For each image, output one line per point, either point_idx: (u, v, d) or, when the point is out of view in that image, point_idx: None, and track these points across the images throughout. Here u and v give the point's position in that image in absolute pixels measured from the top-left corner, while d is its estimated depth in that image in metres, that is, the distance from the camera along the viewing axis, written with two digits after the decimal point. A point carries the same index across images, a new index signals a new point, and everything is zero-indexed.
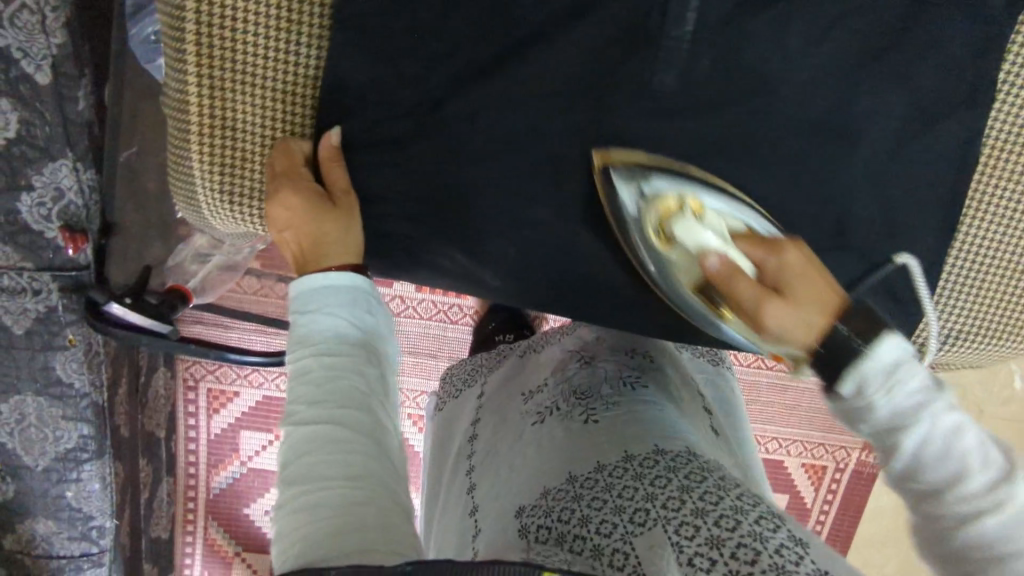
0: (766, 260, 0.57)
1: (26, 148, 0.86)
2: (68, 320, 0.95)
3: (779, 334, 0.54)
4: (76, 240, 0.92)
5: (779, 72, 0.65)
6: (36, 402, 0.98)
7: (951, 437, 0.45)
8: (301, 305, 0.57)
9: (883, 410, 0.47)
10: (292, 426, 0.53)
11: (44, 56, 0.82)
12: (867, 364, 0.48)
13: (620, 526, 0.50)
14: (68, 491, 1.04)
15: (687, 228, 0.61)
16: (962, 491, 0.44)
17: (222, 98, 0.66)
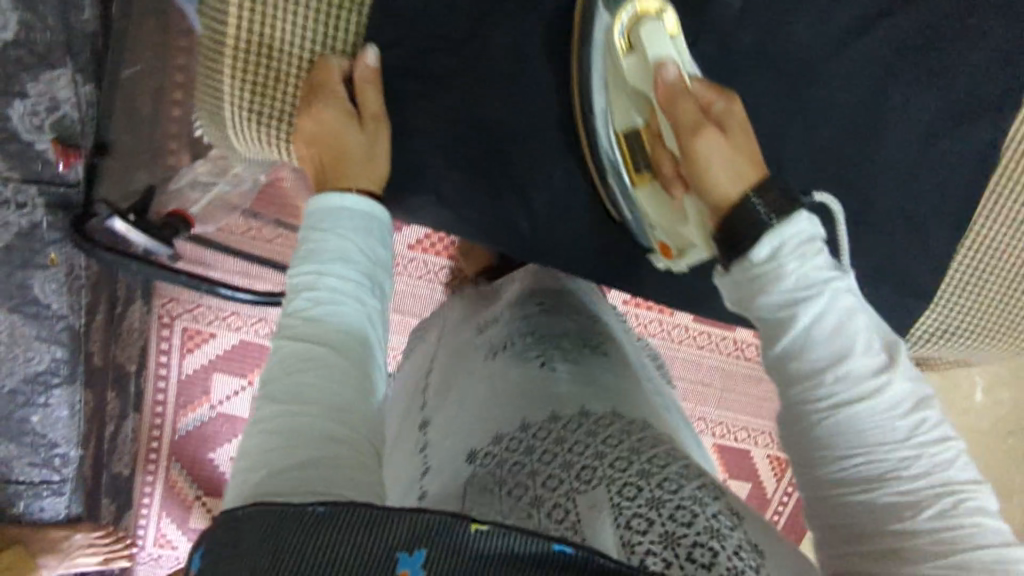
0: (719, 103, 0.58)
1: (23, 53, 0.84)
2: (52, 239, 0.91)
3: (710, 172, 0.55)
4: (68, 155, 0.89)
5: (809, 60, 0.67)
6: (9, 318, 0.94)
7: (842, 324, 0.48)
8: (315, 222, 0.57)
9: (789, 280, 0.49)
10: (286, 339, 0.52)
11: None
12: (787, 230, 0.50)
13: (564, 480, 0.47)
14: (33, 416, 1.00)
15: (653, 32, 0.59)
16: (843, 370, 0.47)
17: (261, 14, 0.65)
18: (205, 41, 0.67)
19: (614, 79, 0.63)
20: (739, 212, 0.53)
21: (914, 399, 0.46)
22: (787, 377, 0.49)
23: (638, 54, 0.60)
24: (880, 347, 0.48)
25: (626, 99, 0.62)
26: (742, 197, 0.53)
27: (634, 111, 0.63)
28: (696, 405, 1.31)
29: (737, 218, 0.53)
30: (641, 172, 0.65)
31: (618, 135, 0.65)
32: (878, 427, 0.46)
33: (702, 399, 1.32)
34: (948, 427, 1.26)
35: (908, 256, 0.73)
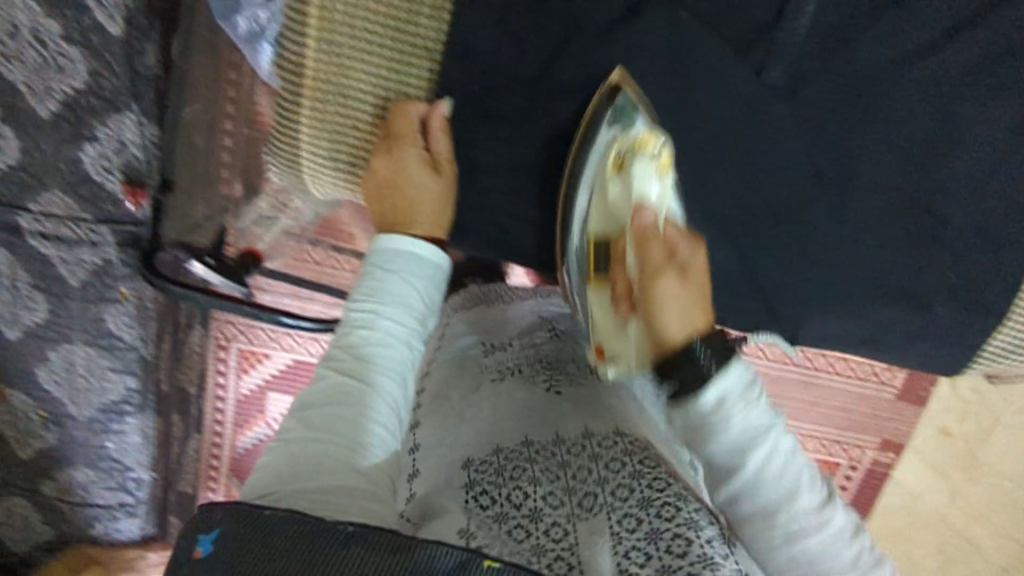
0: (684, 247, 0.53)
1: (93, 100, 0.87)
2: (124, 274, 0.96)
3: (662, 314, 0.50)
4: (136, 194, 0.92)
5: (885, 78, 0.62)
6: (85, 352, 0.99)
7: (783, 462, 0.48)
8: (382, 260, 0.58)
9: (735, 428, 0.47)
10: (331, 371, 0.52)
11: (117, 6, 0.83)
12: (726, 381, 0.47)
13: (566, 504, 0.47)
14: (109, 442, 1.07)
15: (643, 170, 0.59)
16: (790, 507, 0.48)
17: (335, 58, 0.66)
18: (280, 82, 0.69)
19: (598, 192, 0.63)
20: (684, 363, 0.48)
21: (834, 505, 0.49)
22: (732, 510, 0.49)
23: (626, 180, 0.61)
24: (809, 466, 0.50)
25: (603, 215, 0.62)
26: (687, 345, 0.49)
27: (607, 225, 0.62)
28: None
29: (686, 376, 0.48)
30: (600, 275, 0.63)
31: (590, 239, 0.63)
32: (814, 548, 0.47)
33: None
34: (1005, 427, 1.27)
35: (999, 276, 0.68)
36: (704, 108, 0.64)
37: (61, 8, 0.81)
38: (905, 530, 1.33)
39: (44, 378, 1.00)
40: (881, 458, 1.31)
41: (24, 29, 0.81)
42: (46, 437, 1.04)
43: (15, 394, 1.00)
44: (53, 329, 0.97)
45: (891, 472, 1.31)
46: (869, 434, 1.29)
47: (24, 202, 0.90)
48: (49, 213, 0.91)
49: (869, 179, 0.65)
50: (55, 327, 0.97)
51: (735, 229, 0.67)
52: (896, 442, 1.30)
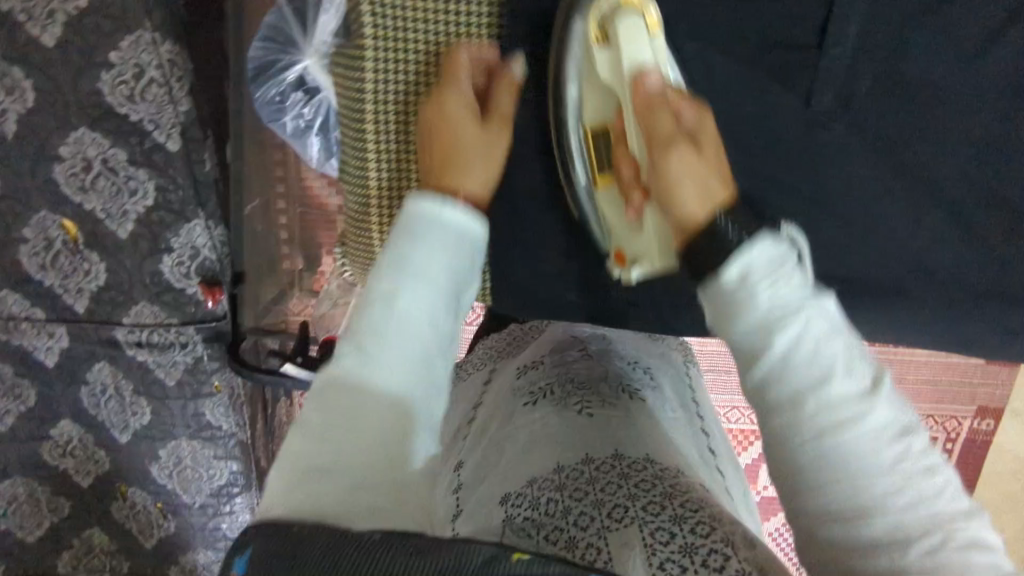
0: (687, 113, 0.54)
1: (163, 214, 0.91)
2: (213, 367, 1.00)
3: (673, 180, 0.50)
4: (213, 292, 0.96)
5: (944, 80, 0.60)
6: (190, 445, 1.05)
7: (818, 345, 0.43)
8: (406, 225, 0.50)
9: (763, 300, 0.44)
10: (346, 354, 0.44)
11: (173, 125, 0.86)
12: (752, 256, 0.45)
13: (597, 521, 0.47)
14: (223, 523, 1.12)
15: (630, 31, 0.56)
16: (826, 393, 0.42)
17: (398, 175, 0.68)
18: (349, 204, 0.71)
19: (586, 81, 0.62)
20: (706, 237, 0.48)
21: (903, 427, 0.41)
22: (768, 408, 0.44)
23: (612, 49, 0.58)
24: (866, 375, 0.43)
25: (601, 100, 0.62)
26: (710, 221, 0.48)
27: (603, 112, 0.62)
28: None
29: (703, 244, 0.48)
30: (605, 170, 0.63)
31: (589, 132, 0.63)
32: (865, 457, 0.40)
33: None
34: None
35: None
36: (757, 139, 0.64)
37: (125, 137, 0.86)
38: (1016, 493, 1.32)
39: (157, 473, 1.07)
40: (979, 425, 1.30)
41: (96, 162, 0.87)
42: (167, 525, 1.12)
43: (134, 489, 1.09)
44: (160, 427, 1.04)
45: (993, 438, 1.30)
46: (964, 403, 1.28)
47: (118, 317, 0.96)
48: (141, 323, 0.97)
49: (939, 182, 0.63)
50: (161, 426, 1.04)
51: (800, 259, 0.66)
52: (993, 408, 1.28)
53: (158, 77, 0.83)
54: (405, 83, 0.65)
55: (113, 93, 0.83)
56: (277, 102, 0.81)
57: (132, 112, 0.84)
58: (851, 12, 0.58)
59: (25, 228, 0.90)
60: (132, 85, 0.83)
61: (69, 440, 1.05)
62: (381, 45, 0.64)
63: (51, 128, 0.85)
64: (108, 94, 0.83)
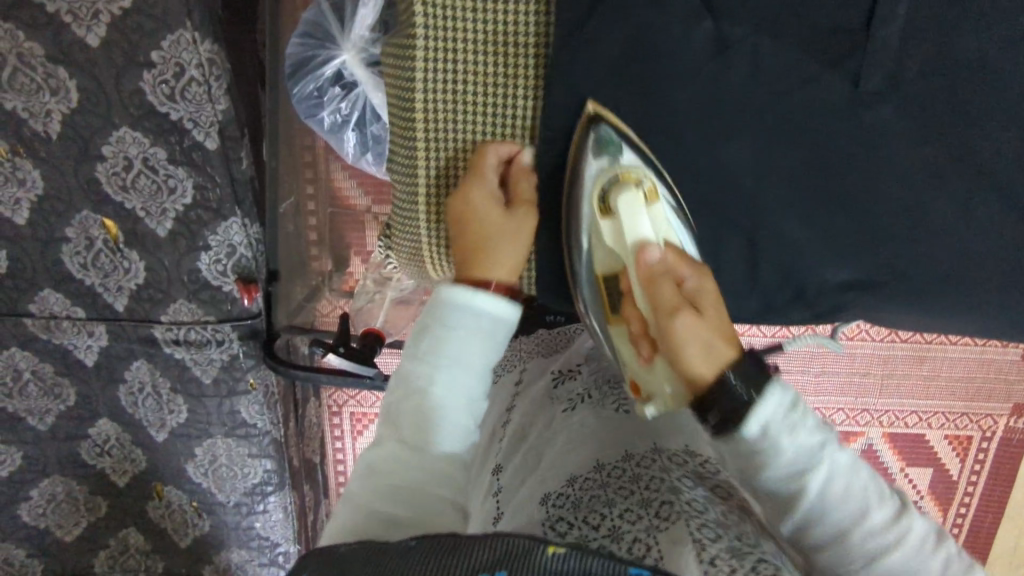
0: (689, 278, 0.57)
1: (201, 212, 0.92)
2: (248, 365, 1.01)
3: (687, 354, 0.51)
4: (250, 290, 0.96)
5: (1001, 54, 0.57)
6: (225, 443, 1.06)
7: (848, 483, 0.46)
8: (443, 315, 0.55)
9: (789, 465, 0.46)
10: (387, 436, 0.53)
11: (211, 123, 0.86)
12: (771, 418, 0.46)
13: (644, 516, 0.45)
14: (257, 522, 1.12)
15: (630, 202, 0.62)
16: (865, 528, 0.45)
17: (445, 157, 0.68)
18: (397, 189, 0.71)
19: (595, 235, 0.65)
20: (716, 390, 0.48)
21: (935, 536, 0.47)
22: (813, 549, 0.47)
23: (615, 220, 0.64)
24: (892, 497, 0.47)
25: (610, 251, 0.64)
26: (718, 382, 0.48)
27: (614, 263, 0.65)
28: (856, 397, 1.33)
29: (716, 399, 0.48)
30: (614, 312, 0.64)
31: (599, 278, 0.66)
32: (916, 574, 0.45)
33: (863, 392, 1.33)
34: None
35: None
36: (804, 119, 0.61)
37: (165, 136, 0.87)
38: None
39: (193, 472, 1.08)
40: (1014, 425, 1.34)
41: (137, 161, 0.88)
42: (201, 524, 1.12)
43: (169, 488, 1.10)
44: (197, 426, 1.04)
45: None
46: (998, 402, 1.32)
47: (157, 315, 0.97)
48: (178, 320, 0.98)
49: (1003, 161, 0.59)
50: (197, 424, 1.04)
51: (848, 246, 0.63)
52: None
53: (197, 76, 0.83)
54: (454, 71, 0.65)
55: (154, 93, 0.84)
56: (315, 97, 0.83)
57: (173, 111, 0.85)
58: None
59: (67, 227, 0.92)
60: (173, 84, 0.84)
61: (108, 439, 1.06)
62: (430, 27, 0.64)
63: (95, 129, 0.86)
64: (149, 93, 0.84)
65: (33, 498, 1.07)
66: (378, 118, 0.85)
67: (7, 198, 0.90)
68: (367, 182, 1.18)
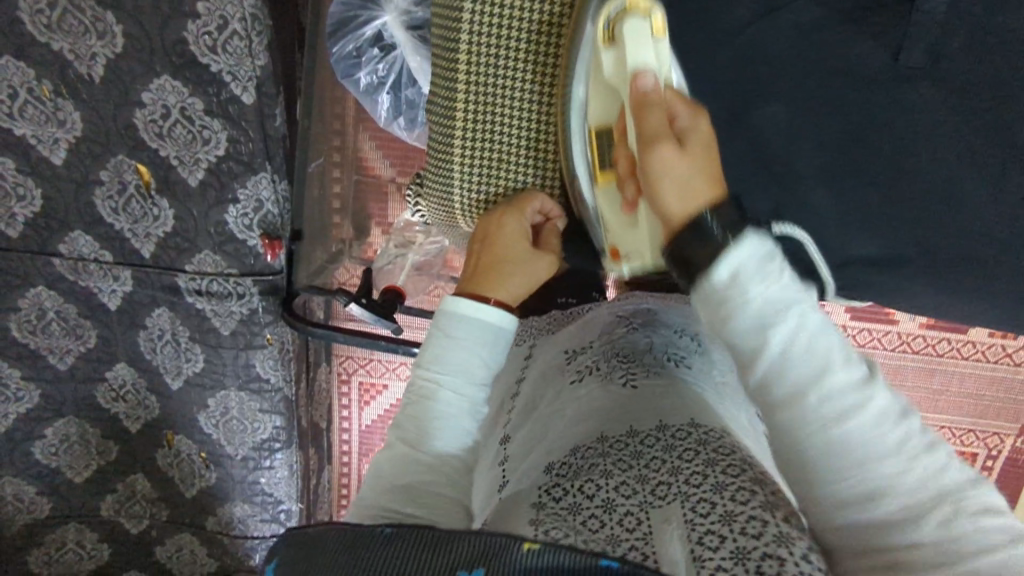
0: (682, 115, 0.53)
1: (233, 165, 0.94)
2: (266, 321, 1.03)
3: (664, 183, 0.49)
4: (274, 246, 0.98)
5: None
6: (237, 396, 1.07)
7: (813, 335, 0.43)
8: (446, 326, 0.57)
9: (758, 297, 0.44)
10: (400, 442, 0.54)
11: (250, 78, 0.88)
12: (739, 253, 0.45)
13: (639, 492, 0.47)
14: (262, 477, 1.14)
15: (636, 33, 0.55)
16: (829, 385, 0.42)
17: (482, 99, 0.66)
18: (433, 131, 0.71)
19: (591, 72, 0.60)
20: (688, 232, 0.47)
21: (898, 410, 0.42)
22: (772, 408, 0.44)
23: (620, 49, 0.57)
24: (859, 361, 0.44)
25: (604, 99, 0.60)
26: (695, 218, 0.47)
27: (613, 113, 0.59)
28: None
29: (685, 234, 0.47)
30: (606, 169, 0.60)
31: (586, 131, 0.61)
32: (873, 443, 0.41)
33: None
34: None
35: None
36: (838, 100, 0.61)
37: (203, 87, 0.89)
38: None
39: (204, 422, 1.10)
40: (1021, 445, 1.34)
41: (174, 109, 0.90)
42: (207, 475, 1.14)
43: (180, 437, 1.12)
44: (211, 376, 1.06)
45: None
46: (1007, 420, 1.32)
47: (181, 264, 0.99)
48: (202, 271, 1.00)
49: None
50: (211, 375, 1.06)
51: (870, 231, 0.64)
52: None
53: (240, 30, 0.85)
54: (500, 19, 0.64)
55: (197, 44, 0.86)
56: (354, 58, 0.85)
57: (213, 63, 0.87)
58: None
59: (102, 170, 0.94)
60: (216, 37, 0.85)
61: (124, 384, 1.08)
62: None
63: (136, 75, 0.88)
64: (192, 44, 0.86)
65: (47, 437, 1.09)
66: (414, 83, 0.86)
67: (45, 138, 0.92)
68: (393, 152, 1.20)
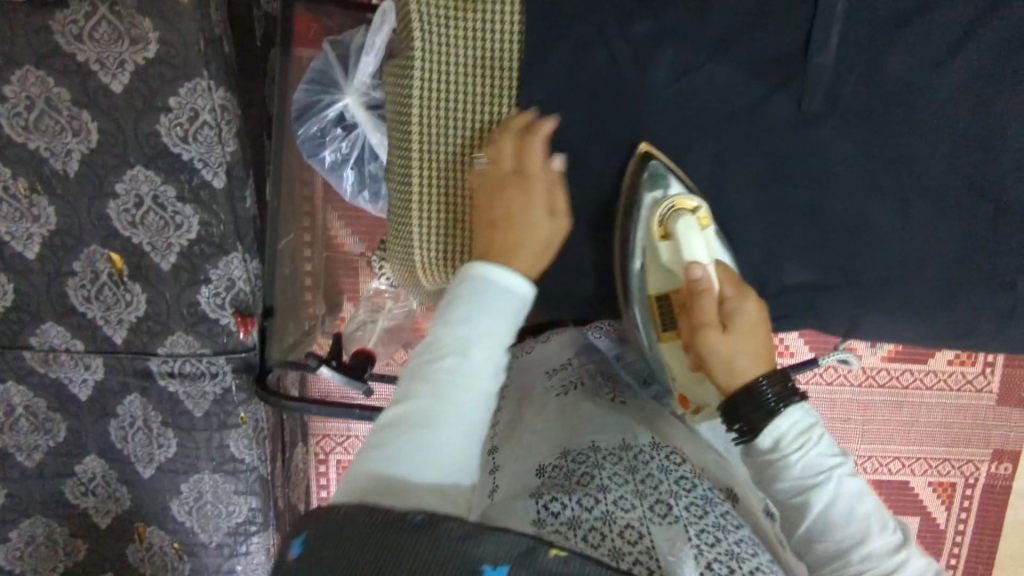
0: (731, 296, 0.61)
1: (205, 246, 0.97)
2: (240, 399, 1.02)
3: (720, 363, 0.58)
4: (245, 323, 1.00)
5: (922, 82, 0.64)
6: (212, 479, 1.06)
7: (854, 503, 0.53)
8: (469, 289, 0.56)
9: (797, 464, 0.54)
10: (424, 390, 0.51)
11: (220, 162, 0.93)
12: (784, 422, 0.55)
13: (640, 506, 0.49)
14: (238, 565, 1.10)
15: (686, 228, 0.65)
16: (867, 548, 0.52)
17: (434, 173, 0.71)
18: (392, 197, 0.75)
19: (648, 255, 0.69)
20: (748, 399, 0.56)
21: (930, 572, 0.52)
22: (812, 554, 0.54)
23: (673, 241, 0.66)
24: (895, 527, 0.53)
25: (660, 275, 0.68)
26: (751, 389, 0.56)
27: (664, 287, 0.68)
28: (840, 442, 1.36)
29: (743, 404, 0.56)
30: (667, 331, 0.67)
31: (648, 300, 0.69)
32: None
33: (846, 438, 1.36)
34: None
35: None
36: (759, 138, 0.67)
37: (175, 174, 0.93)
38: None
39: (177, 510, 1.07)
40: (997, 471, 1.36)
41: (147, 198, 0.94)
42: (182, 567, 1.11)
43: (152, 528, 1.09)
44: (184, 461, 1.05)
45: (1012, 483, 1.36)
46: (979, 446, 1.35)
47: (154, 347, 1.00)
48: (175, 353, 1.00)
49: (931, 179, 0.66)
50: (185, 459, 1.05)
51: (801, 255, 0.69)
52: (1009, 452, 1.34)
53: (210, 119, 0.90)
54: (444, 97, 0.69)
55: (169, 134, 0.91)
56: (319, 137, 0.91)
57: (184, 151, 0.92)
58: (830, 27, 0.63)
59: (75, 260, 0.96)
60: (187, 128, 0.91)
61: (93, 477, 1.06)
62: (427, 50, 0.68)
63: (110, 167, 0.92)
64: (164, 135, 0.91)
65: (12, 539, 1.06)
66: (375, 157, 0.92)
67: (19, 233, 0.95)
68: (362, 229, 1.24)
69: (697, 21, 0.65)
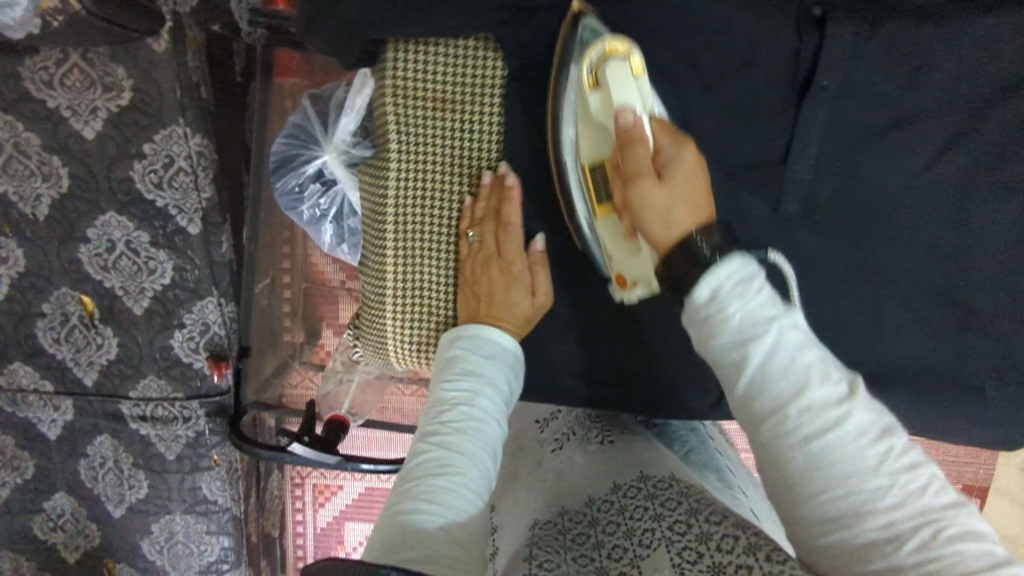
0: (667, 148, 0.56)
1: (179, 291, 0.94)
2: (213, 442, 1.01)
3: (651, 214, 0.54)
4: (219, 366, 0.97)
5: (897, 189, 0.65)
6: (183, 520, 1.05)
7: (795, 354, 0.46)
8: (472, 346, 0.63)
9: (736, 316, 0.47)
10: (437, 442, 0.55)
11: (196, 210, 0.90)
12: (722, 275, 0.49)
13: (628, 548, 0.50)
14: None
15: (620, 79, 0.59)
16: (806, 403, 0.44)
17: (408, 266, 0.73)
18: (367, 283, 0.77)
19: (580, 115, 0.63)
20: (682, 256, 0.52)
21: (881, 428, 0.44)
22: (755, 418, 0.47)
23: (604, 93, 0.60)
24: (842, 378, 0.45)
25: (595, 135, 0.62)
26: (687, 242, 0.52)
27: (598, 149, 0.62)
28: None
29: (680, 262, 0.52)
30: (604, 204, 0.63)
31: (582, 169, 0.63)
32: (849, 458, 0.43)
33: None
34: None
35: None
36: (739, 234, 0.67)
37: (149, 220, 0.90)
38: None
39: (148, 549, 1.08)
40: None
41: (119, 243, 0.91)
42: None
43: (122, 565, 1.09)
44: (156, 501, 1.04)
45: None
46: None
47: (125, 390, 0.99)
48: (146, 397, 0.99)
49: (901, 281, 0.67)
50: (156, 500, 1.04)
51: None
52: None
53: (185, 166, 0.87)
54: (420, 193, 0.71)
55: (142, 180, 0.88)
56: (297, 192, 0.89)
57: (158, 198, 0.89)
58: (810, 133, 0.64)
59: (44, 302, 0.95)
60: (161, 174, 0.88)
61: (62, 513, 1.06)
62: (404, 145, 0.70)
63: (81, 213, 0.90)
64: (137, 181, 0.88)
65: None
66: (355, 213, 0.91)
67: None
68: None
69: (682, 119, 0.65)
